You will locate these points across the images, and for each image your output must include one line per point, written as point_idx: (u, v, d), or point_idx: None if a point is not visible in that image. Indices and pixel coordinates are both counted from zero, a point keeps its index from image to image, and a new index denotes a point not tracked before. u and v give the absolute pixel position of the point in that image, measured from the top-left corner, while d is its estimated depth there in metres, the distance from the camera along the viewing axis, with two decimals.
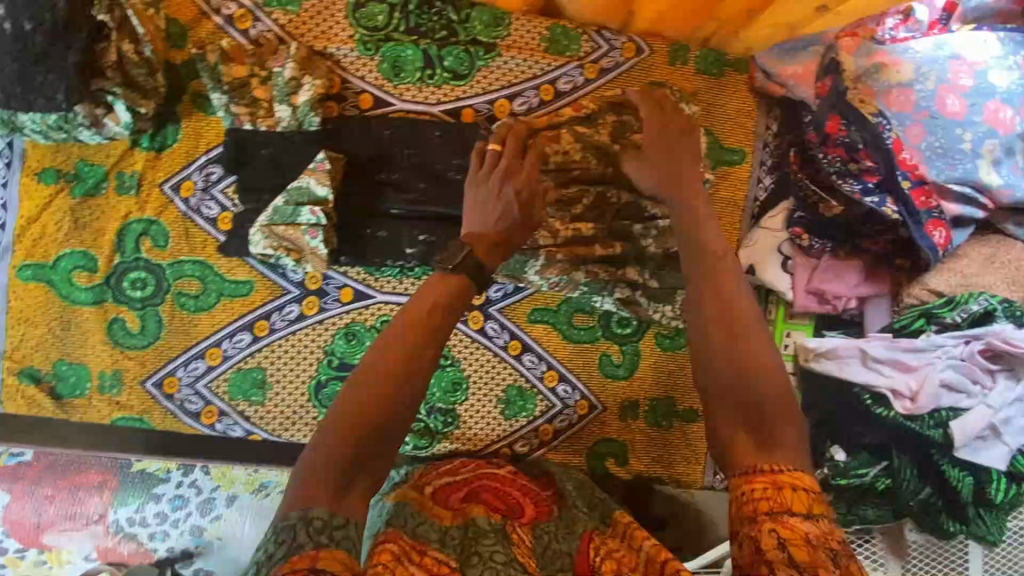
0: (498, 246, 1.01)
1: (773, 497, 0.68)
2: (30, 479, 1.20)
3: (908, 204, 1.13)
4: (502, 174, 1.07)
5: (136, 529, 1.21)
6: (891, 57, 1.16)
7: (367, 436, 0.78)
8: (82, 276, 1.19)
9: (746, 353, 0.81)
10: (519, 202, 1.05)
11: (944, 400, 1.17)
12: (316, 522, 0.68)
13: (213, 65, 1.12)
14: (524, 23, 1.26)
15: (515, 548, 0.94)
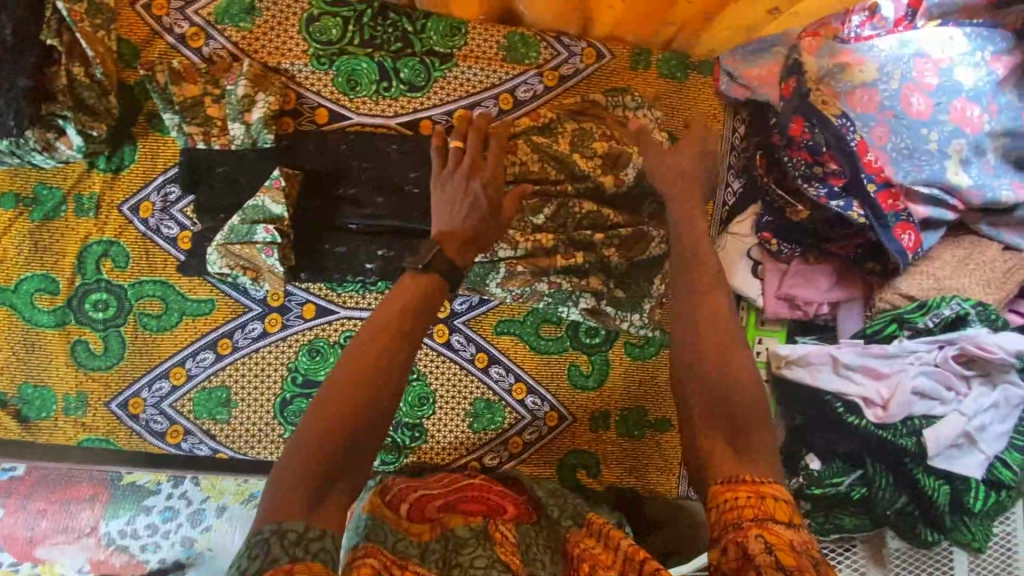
0: (466, 245, 0.98)
1: (756, 505, 0.69)
2: (22, 494, 1.23)
3: (875, 208, 1.10)
4: (467, 171, 1.05)
5: (127, 540, 1.24)
6: (856, 56, 1.12)
7: (337, 446, 0.79)
8: (44, 299, 1.19)
9: (725, 359, 0.81)
10: (487, 198, 1.03)
11: (918, 408, 1.14)
12: (290, 536, 0.70)
13: (163, 85, 1.12)
14: (481, 32, 1.23)
15: (500, 550, 0.97)
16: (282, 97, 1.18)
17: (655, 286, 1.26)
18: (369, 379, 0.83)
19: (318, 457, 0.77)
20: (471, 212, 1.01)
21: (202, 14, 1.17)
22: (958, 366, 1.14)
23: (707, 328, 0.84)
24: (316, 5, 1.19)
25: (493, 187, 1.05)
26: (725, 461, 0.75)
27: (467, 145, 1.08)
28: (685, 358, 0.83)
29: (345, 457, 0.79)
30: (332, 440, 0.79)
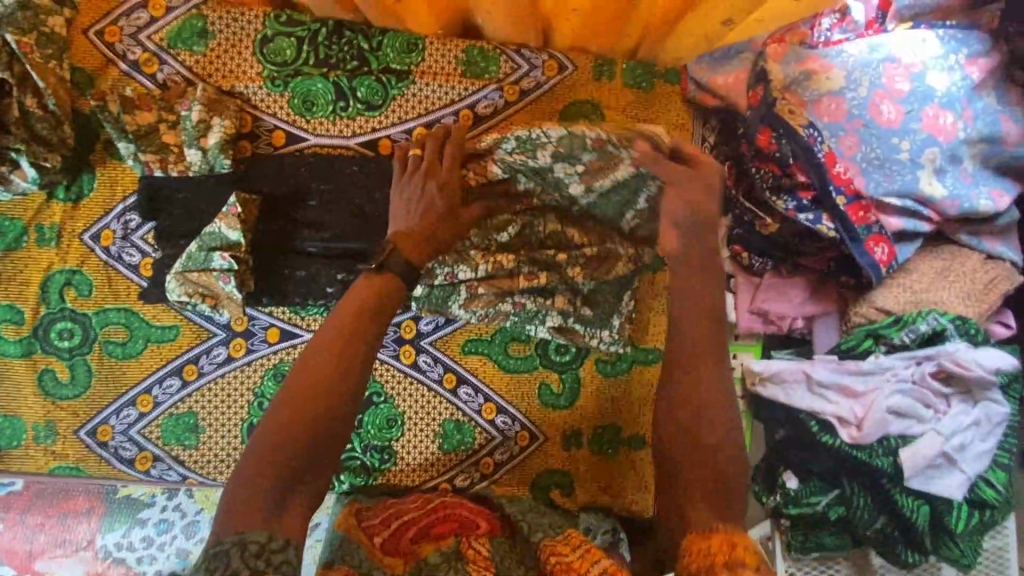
0: (425, 242, 1.01)
1: (726, 553, 0.76)
2: (19, 509, 1.24)
3: (844, 221, 1.09)
4: (424, 175, 1.06)
5: (124, 554, 1.23)
6: (823, 64, 1.14)
7: (294, 454, 0.84)
8: (10, 329, 1.20)
9: (707, 415, 0.87)
10: (445, 200, 1.04)
11: (894, 427, 1.12)
12: (252, 546, 0.75)
13: (116, 115, 1.11)
14: (439, 47, 1.21)
15: (473, 567, 0.96)
16: (238, 120, 1.17)
17: (624, 303, 1.23)
18: (323, 388, 0.88)
19: (275, 466, 0.83)
20: (428, 215, 1.03)
21: (155, 40, 1.15)
22: (936, 384, 1.12)
23: (695, 388, 0.88)
24: (270, 26, 1.17)
25: (450, 189, 1.05)
26: (706, 518, 0.81)
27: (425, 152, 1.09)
28: (671, 409, 0.88)
29: (303, 464, 0.85)
30: (289, 448, 0.84)
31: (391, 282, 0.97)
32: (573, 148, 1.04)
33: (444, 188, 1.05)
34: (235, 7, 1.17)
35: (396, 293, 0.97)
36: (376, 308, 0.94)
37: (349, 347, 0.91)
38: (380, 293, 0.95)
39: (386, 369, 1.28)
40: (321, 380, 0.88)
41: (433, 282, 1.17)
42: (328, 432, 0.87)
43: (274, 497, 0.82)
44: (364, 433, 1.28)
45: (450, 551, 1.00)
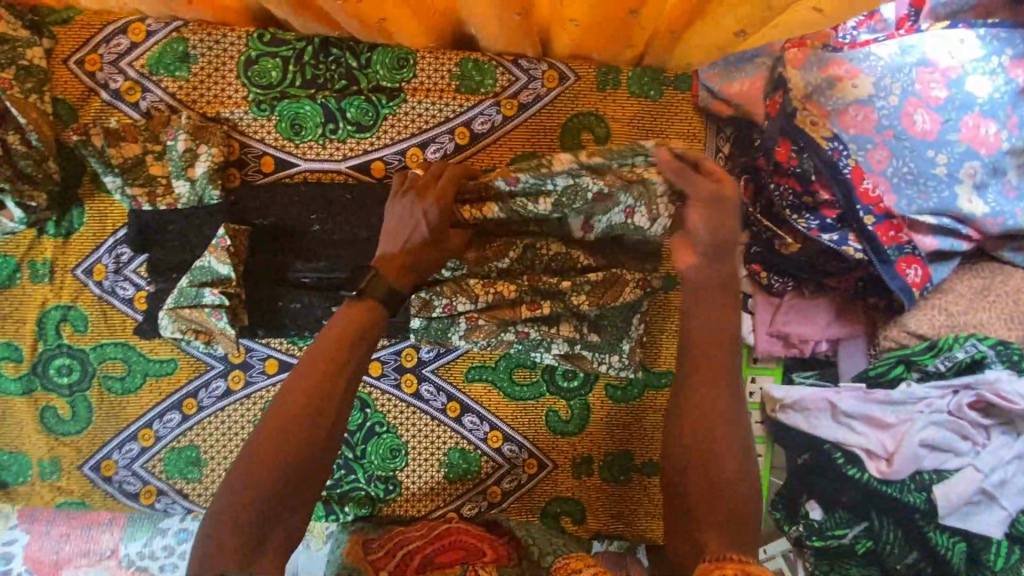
0: (407, 269, 0.95)
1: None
2: (44, 520, 1.35)
3: (873, 241, 1.05)
4: (414, 194, 1.00)
5: (146, 562, 1.35)
6: (849, 69, 1.08)
7: (276, 480, 0.82)
8: (9, 366, 1.18)
9: (719, 439, 0.83)
10: (431, 223, 0.98)
11: (927, 461, 1.06)
12: None
13: (99, 148, 1.07)
14: (431, 62, 1.14)
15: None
16: (225, 147, 1.12)
17: (635, 326, 1.17)
18: (306, 414, 0.85)
19: (256, 495, 0.81)
20: (409, 239, 0.97)
21: (136, 67, 1.11)
22: (973, 415, 1.06)
23: (707, 418, 0.84)
24: (254, 47, 1.12)
25: (439, 212, 0.99)
26: (718, 548, 0.78)
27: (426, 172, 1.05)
28: (682, 431, 0.85)
29: (285, 491, 0.82)
30: (270, 476, 0.82)
31: (374, 306, 0.92)
32: (571, 199, 1.03)
33: (435, 210, 0.99)
34: (217, 28, 1.11)
35: (381, 315, 0.92)
36: (358, 330, 0.90)
37: (330, 372, 0.87)
38: (362, 316, 0.91)
39: (387, 400, 1.24)
40: (302, 405, 0.85)
41: (431, 313, 1.11)
42: (311, 459, 0.85)
43: (256, 526, 0.80)
44: (367, 464, 1.25)
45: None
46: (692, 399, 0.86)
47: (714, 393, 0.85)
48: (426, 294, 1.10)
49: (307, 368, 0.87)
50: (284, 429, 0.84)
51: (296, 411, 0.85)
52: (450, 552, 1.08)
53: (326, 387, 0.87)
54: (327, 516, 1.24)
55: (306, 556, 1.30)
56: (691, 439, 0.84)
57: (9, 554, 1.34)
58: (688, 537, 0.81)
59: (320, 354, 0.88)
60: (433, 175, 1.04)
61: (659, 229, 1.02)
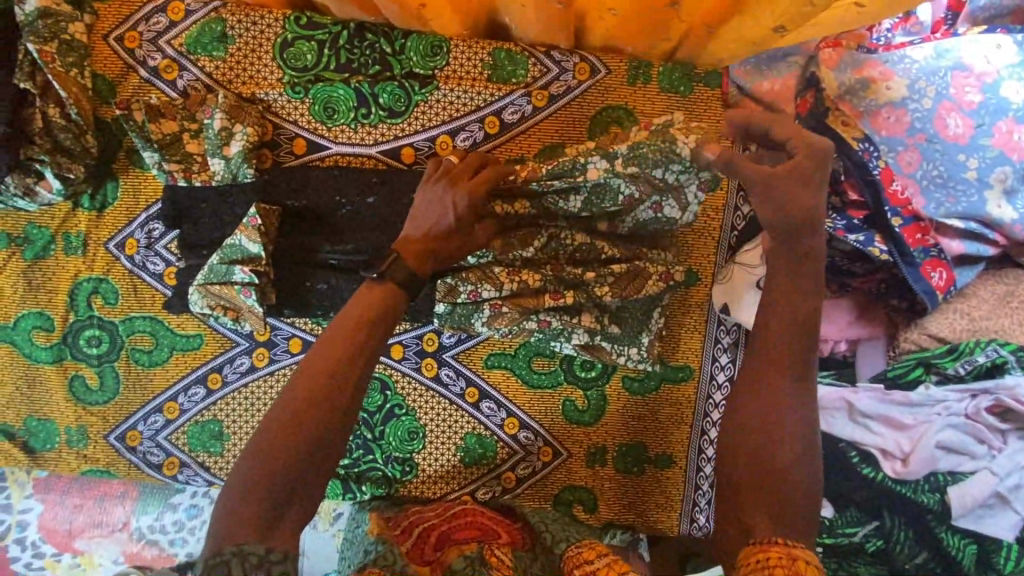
0: (428, 252, 0.95)
1: (784, 564, 0.72)
2: (59, 490, 1.38)
3: (899, 243, 1.07)
4: (447, 181, 1.00)
5: (157, 535, 1.38)
6: (883, 71, 1.09)
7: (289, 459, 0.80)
8: (40, 335, 1.21)
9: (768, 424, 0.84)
10: (459, 213, 0.97)
11: (942, 463, 1.07)
12: (251, 559, 0.72)
13: (140, 123, 1.08)
14: (464, 50, 1.15)
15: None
16: (259, 127, 1.14)
17: (655, 320, 1.19)
18: (322, 392, 0.83)
19: (270, 472, 0.79)
20: (435, 225, 0.97)
21: (174, 45, 1.13)
22: (990, 419, 1.07)
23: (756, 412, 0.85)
24: (290, 29, 1.13)
25: (470, 204, 0.99)
26: (766, 527, 0.78)
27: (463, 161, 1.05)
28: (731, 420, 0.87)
29: (299, 469, 0.81)
30: (285, 452, 0.80)
31: (393, 290, 0.91)
32: (602, 200, 1.06)
33: (466, 200, 0.98)
34: (255, 9, 1.13)
35: (400, 300, 0.92)
36: (381, 311, 0.89)
37: (349, 351, 0.86)
38: (383, 298, 0.90)
39: (407, 383, 1.26)
40: (318, 384, 0.83)
41: (456, 298, 1.14)
42: (327, 437, 0.83)
43: (269, 505, 0.78)
44: (385, 445, 1.27)
45: (473, 556, 0.97)
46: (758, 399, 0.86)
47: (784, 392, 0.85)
48: (451, 281, 1.13)
49: (325, 348, 0.86)
50: (300, 408, 0.82)
51: (312, 388, 0.83)
52: (464, 532, 1.08)
53: (346, 369, 0.86)
54: (344, 494, 1.27)
55: (313, 536, 1.34)
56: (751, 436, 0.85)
57: (26, 521, 1.37)
58: (738, 521, 0.81)
59: (339, 335, 0.87)
60: (471, 166, 1.03)
61: (688, 217, 1.07)
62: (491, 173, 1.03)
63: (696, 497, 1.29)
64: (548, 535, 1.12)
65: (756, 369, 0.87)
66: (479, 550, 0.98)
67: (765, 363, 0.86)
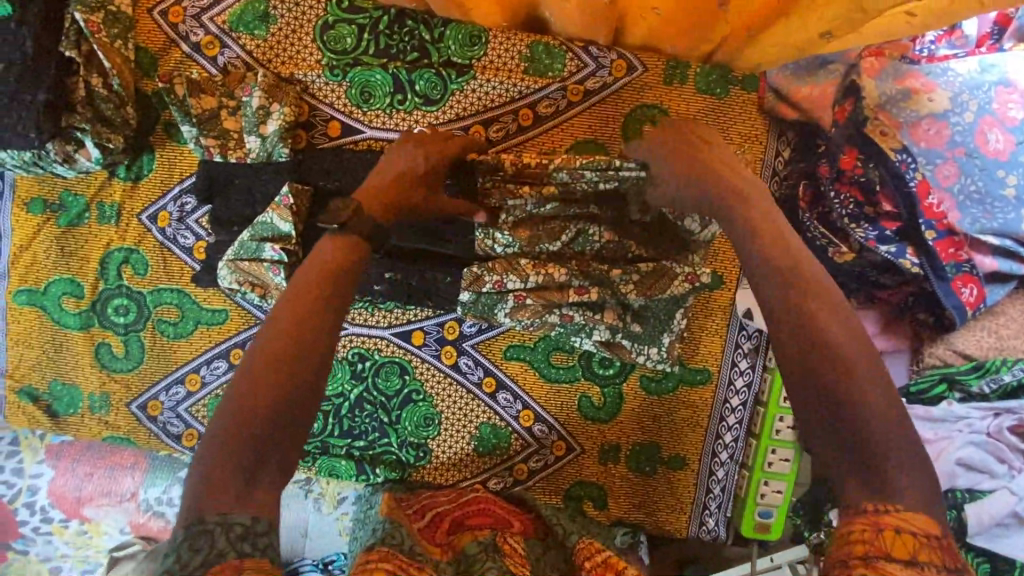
0: (392, 204, 0.95)
1: (871, 541, 0.58)
2: (71, 457, 1.40)
3: (931, 256, 1.07)
4: (416, 141, 1.04)
5: (163, 508, 1.40)
6: (925, 82, 1.09)
7: (261, 420, 0.67)
8: (70, 302, 1.23)
9: (823, 341, 0.65)
10: (425, 165, 1.01)
11: (962, 480, 1.07)
12: (236, 529, 0.61)
13: (181, 98, 1.11)
14: (503, 42, 1.15)
15: (509, 560, 0.92)
16: (295, 108, 1.15)
17: (678, 320, 1.18)
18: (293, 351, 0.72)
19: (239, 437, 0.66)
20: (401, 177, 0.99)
21: (217, 22, 1.14)
22: (1013, 439, 1.08)
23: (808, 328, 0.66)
24: (332, 12, 1.14)
25: (437, 159, 1.02)
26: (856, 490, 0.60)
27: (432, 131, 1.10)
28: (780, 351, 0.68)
29: (274, 431, 0.68)
30: (253, 421, 0.67)
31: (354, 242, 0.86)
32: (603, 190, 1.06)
33: (434, 155, 1.02)
34: None
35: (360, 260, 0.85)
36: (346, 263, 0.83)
37: (315, 307, 0.76)
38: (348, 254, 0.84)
39: (425, 369, 1.27)
40: (287, 343, 0.72)
41: (481, 288, 1.14)
42: (301, 400, 0.70)
43: (244, 475, 0.64)
44: (401, 429, 1.28)
45: (486, 541, 0.98)
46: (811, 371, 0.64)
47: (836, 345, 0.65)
48: (479, 268, 1.13)
49: (292, 301, 0.76)
50: (270, 362, 0.70)
51: (276, 351, 0.71)
52: (476, 518, 1.10)
53: (318, 318, 0.75)
54: (358, 476, 1.28)
55: (319, 518, 1.39)
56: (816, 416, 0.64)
57: (36, 485, 1.40)
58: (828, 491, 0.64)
59: (305, 287, 0.78)
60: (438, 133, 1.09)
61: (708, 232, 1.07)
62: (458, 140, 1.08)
63: (707, 501, 1.30)
64: (560, 526, 1.12)
65: (793, 334, 0.67)
66: (491, 537, 0.99)
67: (802, 321, 0.67)
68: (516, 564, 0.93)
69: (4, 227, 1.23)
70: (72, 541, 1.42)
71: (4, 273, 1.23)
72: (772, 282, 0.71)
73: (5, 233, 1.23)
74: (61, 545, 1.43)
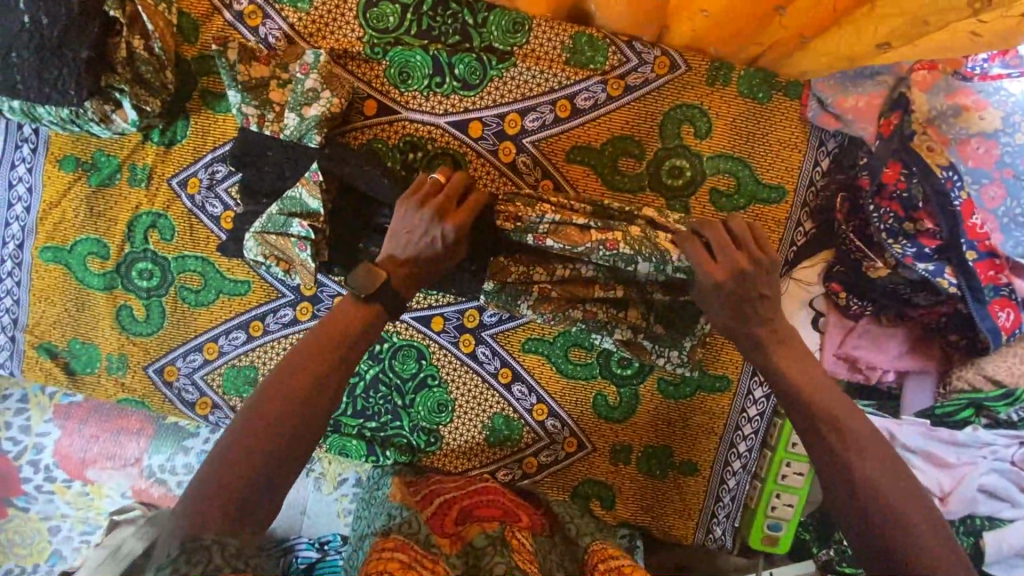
0: (412, 281, 0.94)
1: None
2: (79, 418, 1.40)
3: (969, 276, 1.06)
4: (435, 211, 0.95)
5: (166, 475, 1.40)
6: (976, 100, 1.10)
7: (264, 453, 0.77)
8: (95, 262, 1.24)
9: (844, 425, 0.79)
10: (448, 243, 0.95)
11: (982, 507, 1.12)
12: (230, 547, 0.63)
13: (231, 63, 1.07)
14: (547, 31, 1.13)
15: (517, 556, 0.92)
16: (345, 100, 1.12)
17: (702, 324, 1.16)
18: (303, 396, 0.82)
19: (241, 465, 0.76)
20: (421, 255, 0.94)
21: None
22: None
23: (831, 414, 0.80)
24: None
25: (457, 233, 0.96)
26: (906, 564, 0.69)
27: (447, 182, 0.99)
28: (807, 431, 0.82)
29: (273, 464, 0.77)
30: (256, 453, 0.77)
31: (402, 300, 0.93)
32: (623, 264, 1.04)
33: (454, 231, 0.95)
34: None
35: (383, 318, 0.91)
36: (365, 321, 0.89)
37: (328, 360, 0.85)
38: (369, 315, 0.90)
39: (442, 355, 1.27)
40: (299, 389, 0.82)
41: (506, 278, 1.13)
42: (300, 444, 0.80)
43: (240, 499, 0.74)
44: (413, 413, 1.27)
45: (495, 534, 0.96)
46: (824, 445, 0.79)
47: (847, 425, 0.79)
48: (506, 258, 1.12)
49: (309, 349, 0.85)
50: (281, 404, 0.80)
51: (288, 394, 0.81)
52: (484, 507, 1.07)
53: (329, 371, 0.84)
54: (367, 457, 1.28)
55: (318, 498, 1.40)
56: (838, 485, 0.76)
57: (42, 444, 1.41)
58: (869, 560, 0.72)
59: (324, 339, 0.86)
60: (456, 191, 0.99)
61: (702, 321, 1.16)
62: (474, 199, 1.01)
63: (715, 509, 1.29)
64: (572, 523, 1.10)
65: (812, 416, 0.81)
66: (500, 530, 0.98)
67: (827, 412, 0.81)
68: (524, 561, 0.92)
69: (35, 182, 1.23)
70: (73, 502, 1.43)
71: (32, 229, 1.24)
72: (796, 372, 0.86)
73: (35, 188, 1.23)
74: (62, 505, 1.44)
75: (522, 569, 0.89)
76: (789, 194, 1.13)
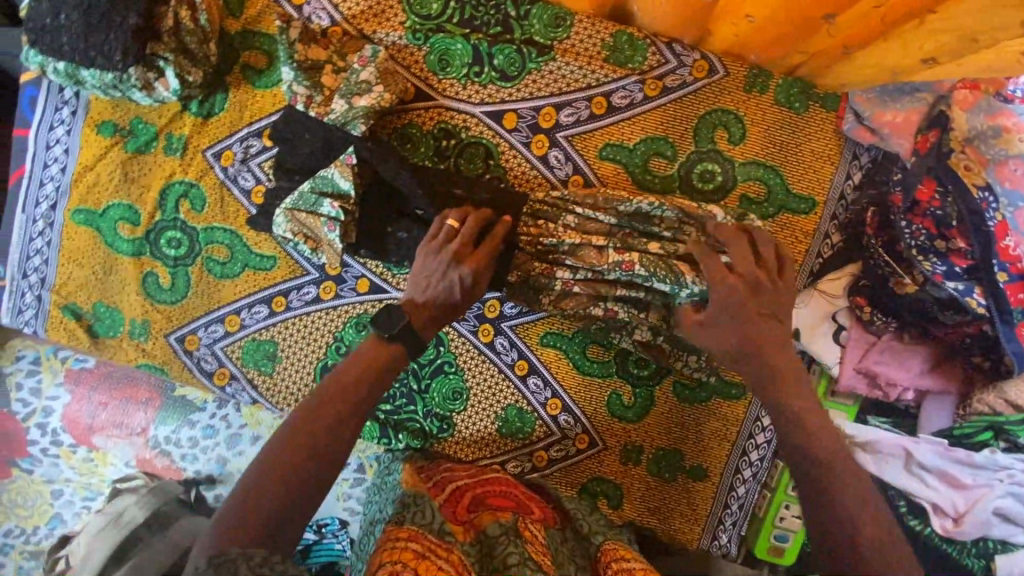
0: (432, 320, 0.98)
1: None
2: (88, 385, 1.42)
3: (998, 297, 1.05)
4: (452, 256, 0.98)
5: (170, 447, 1.42)
6: (1015, 122, 1.09)
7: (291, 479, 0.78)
8: (125, 227, 1.25)
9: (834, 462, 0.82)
10: (465, 288, 0.98)
11: (996, 531, 1.12)
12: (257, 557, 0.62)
13: (292, 41, 1.09)
14: (588, 27, 1.14)
15: (530, 547, 0.91)
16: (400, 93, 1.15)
17: None
18: (321, 437, 0.83)
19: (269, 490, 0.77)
20: (439, 298, 0.98)
21: None
22: None
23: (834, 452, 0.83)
24: None
25: (475, 277, 0.98)
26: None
27: (464, 226, 1.01)
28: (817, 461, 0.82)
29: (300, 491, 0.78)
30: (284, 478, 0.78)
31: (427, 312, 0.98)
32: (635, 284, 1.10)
33: (471, 275, 0.98)
34: None
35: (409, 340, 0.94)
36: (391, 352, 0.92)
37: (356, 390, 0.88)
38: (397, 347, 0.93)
39: (461, 342, 1.27)
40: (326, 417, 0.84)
41: (530, 271, 1.13)
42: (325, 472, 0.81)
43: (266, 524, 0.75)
44: (428, 399, 1.28)
45: (509, 524, 0.96)
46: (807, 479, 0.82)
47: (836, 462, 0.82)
48: (533, 254, 1.13)
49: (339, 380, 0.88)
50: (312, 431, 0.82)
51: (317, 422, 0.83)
52: (495, 497, 1.08)
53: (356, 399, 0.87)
54: (380, 439, 1.29)
55: None
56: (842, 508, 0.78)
57: (51, 408, 1.43)
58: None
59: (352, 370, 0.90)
60: (473, 234, 1.01)
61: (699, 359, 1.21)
62: (491, 237, 1.02)
63: (723, 516, 1.28)
64: (582, 520, 1.11)
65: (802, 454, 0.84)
66: (513, 521, 0.98)
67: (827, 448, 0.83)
68: (537, 552, 0.92)
69: (72, 144, 1.25)
70: (77, 468, 1.44)
71: (65, 190, 1.26)
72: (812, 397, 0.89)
73: (71, 150, 1.25)
74: (67, 470, 1.45)
75: (535, 561, 0.88)
76: (818, 206, 1.14)
